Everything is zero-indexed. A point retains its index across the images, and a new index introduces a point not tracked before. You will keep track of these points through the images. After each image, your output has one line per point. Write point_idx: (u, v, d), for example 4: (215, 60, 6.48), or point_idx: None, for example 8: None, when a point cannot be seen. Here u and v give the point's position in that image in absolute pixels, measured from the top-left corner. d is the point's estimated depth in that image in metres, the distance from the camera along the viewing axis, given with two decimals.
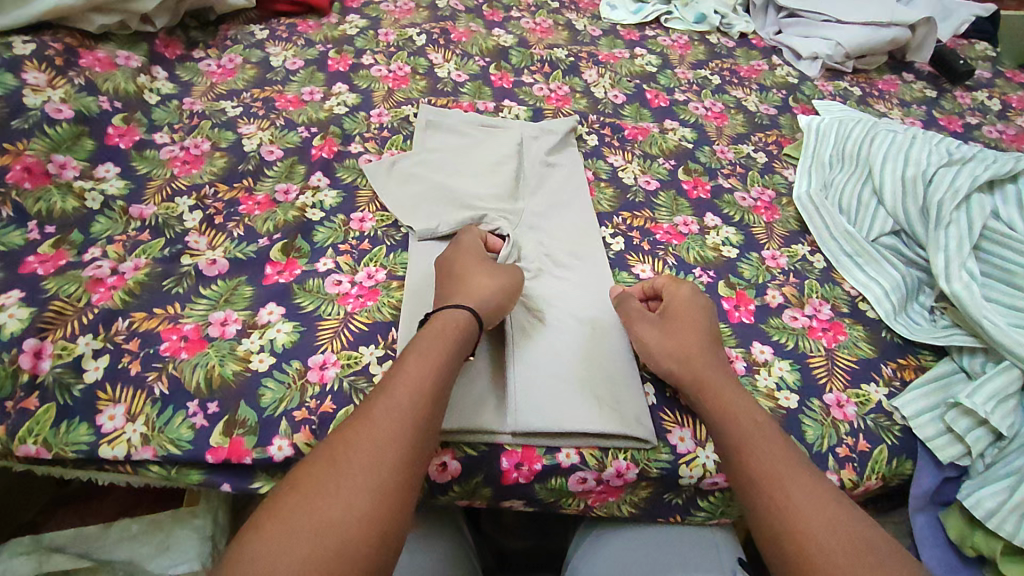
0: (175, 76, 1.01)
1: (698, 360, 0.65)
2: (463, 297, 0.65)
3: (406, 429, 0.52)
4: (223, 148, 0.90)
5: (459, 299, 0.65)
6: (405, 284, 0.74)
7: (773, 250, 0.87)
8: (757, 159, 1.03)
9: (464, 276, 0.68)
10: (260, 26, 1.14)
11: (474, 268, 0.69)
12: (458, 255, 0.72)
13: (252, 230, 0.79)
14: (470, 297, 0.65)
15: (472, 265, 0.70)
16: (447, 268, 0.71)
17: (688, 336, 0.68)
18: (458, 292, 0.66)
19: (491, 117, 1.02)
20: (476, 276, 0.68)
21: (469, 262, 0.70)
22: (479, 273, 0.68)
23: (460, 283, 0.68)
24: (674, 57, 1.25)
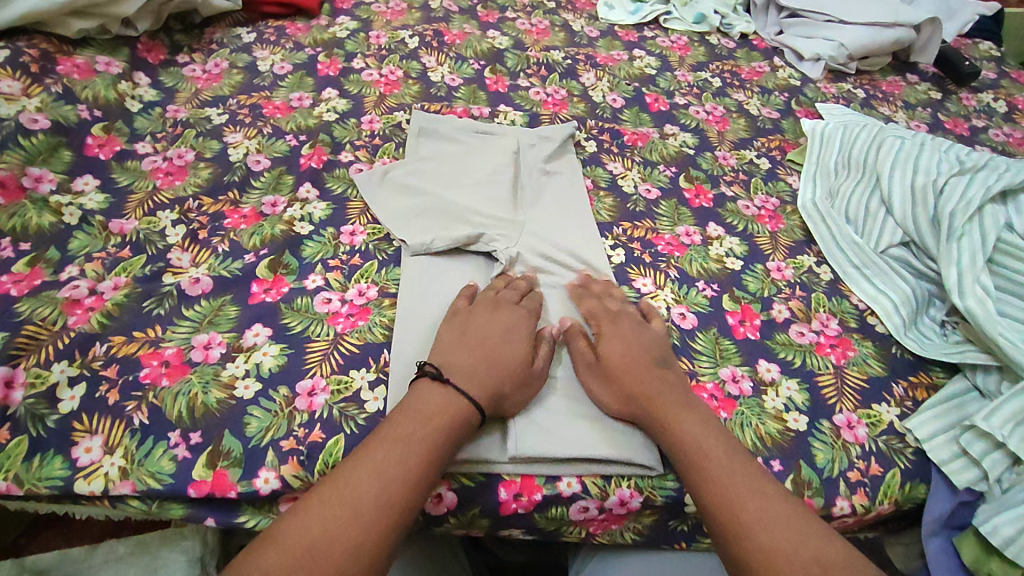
0: (158, 82, 0.97)
1: (656, 399, 0.61)
2: (503, 377, 0.61)
3: (405, 488, 0.52)
4: (208, 159, 0.86)
5: (496, 375, 0.61)
6: (399, 301, 0.71)
7: (778, 261, 0.84)
8: (761, 165, 1.00)
9: (510, 345, 0.64)
10: (247, 29, 1.11)
11: (522, 340, 0.65)
12: (508, 323, 0.65)
13: (238, 245, 0.75)
14: (508, 380, 0.61)
15: (523, 334, 0.65)
16: (498, 325, 0.65)
17: (630, 378, 0.63)
18: (501, 366, 0.62)
19: (486, 123, 0.99)
20: (515, 372, 0.62)
21: (521, 330, 0.66)
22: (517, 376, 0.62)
23: (508, 352, 0.63)
24: (674, 58, 1.22)
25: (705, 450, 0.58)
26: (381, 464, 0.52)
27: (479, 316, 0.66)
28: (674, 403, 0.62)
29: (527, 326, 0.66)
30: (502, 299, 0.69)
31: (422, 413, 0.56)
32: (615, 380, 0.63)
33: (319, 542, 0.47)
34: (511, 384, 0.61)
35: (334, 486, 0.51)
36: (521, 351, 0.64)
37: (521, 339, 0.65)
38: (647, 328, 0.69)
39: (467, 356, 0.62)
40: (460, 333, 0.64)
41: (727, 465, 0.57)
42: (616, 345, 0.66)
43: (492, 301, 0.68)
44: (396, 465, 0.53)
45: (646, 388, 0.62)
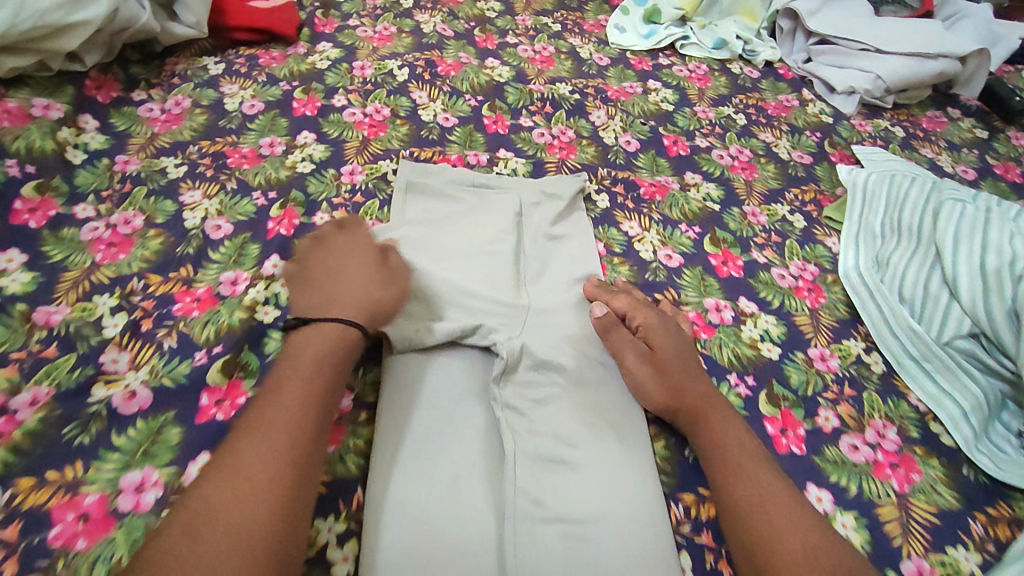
0: (108, 125, 0.85)
1: (700, 397, 0.63)
2: (340, 304, 0.63)
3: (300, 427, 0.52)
4: (159, 225, 0.75)
5: (350, 305, 0.63)
6: (376, 421, 0.60)
7: (822, 346, 0.75)
8: (795, 223, 0.89)
9: (340, 280, 0.66)
10: (215, 59, 0.98)
11: (362, 276, 0.67)
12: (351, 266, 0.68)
13: (188, 340, 0.64)
14: (352, 307, 0.63)
15: (355, 271, 0.67)
16: (321, 267, 0.68)
17: (679, 374, 0.65)
18: (357, 298, 0.64)
19: (484, 174, 0.87)
20: (336, 295, 0.64)
21: (354, 267, 0.67)
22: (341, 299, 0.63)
23: (345, 287, 0.65)
24: (693, 90, 1.09)
25: (739, 450, 0.60)
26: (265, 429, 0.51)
27: (311, 259, 0.70)
28: (714, 403, 0.63)
29: (353, 261, 0.68)
30: (311, 248, 0.70)
31: (303, 365, 0.56)
32: (664, 374, 0.65)
33: (201, 512, 0.45)
34: (369, 315, 0.63)
35: (217, 467, 0.49)
36: (382, 288, 0.66)
37: (358, 274, 0.67)
38: (680, 331, 0.71)
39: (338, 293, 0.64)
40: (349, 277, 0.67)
41: (758, 468, 0.58)
42: (661, 338, 0.67)
43: (307, 250, 0.70)
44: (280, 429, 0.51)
45: (692, 385, 0.64)
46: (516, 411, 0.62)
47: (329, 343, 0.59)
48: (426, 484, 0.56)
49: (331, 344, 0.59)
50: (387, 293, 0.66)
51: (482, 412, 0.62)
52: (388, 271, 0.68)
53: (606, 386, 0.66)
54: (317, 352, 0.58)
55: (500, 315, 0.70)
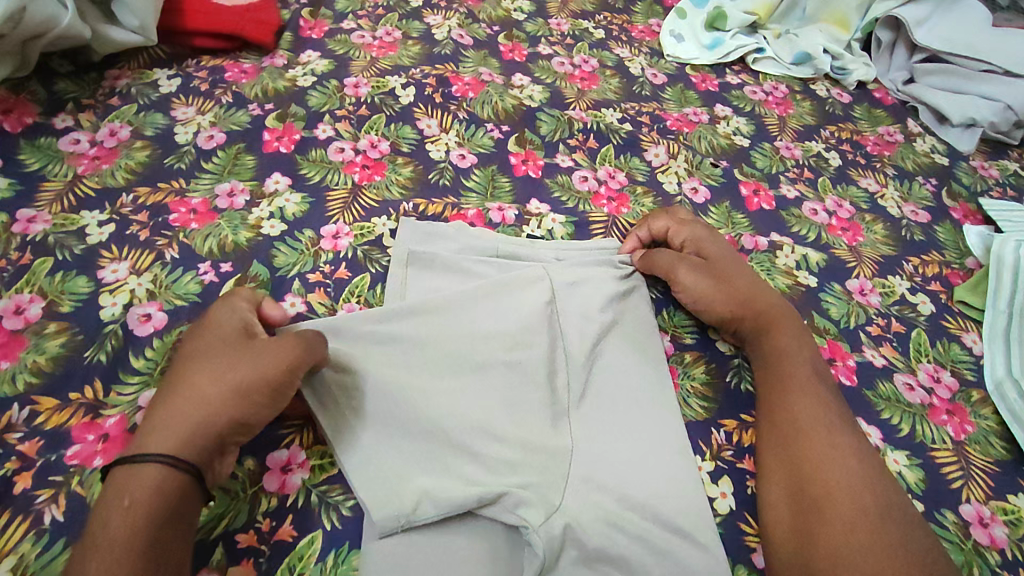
0: (15, 164, 0.64)
1: (767, 300, 0.60)
2: (156, 426, 0.44)
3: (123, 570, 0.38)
4: (64, 315, 0.54)
5: (165, 426, 0.44)
6: None
7: (977, 502, 0.55)
8: (919, 307, 0.69)
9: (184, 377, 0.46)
10: (168, 72, 0.77)
11: (202, 369, 0.47)
12: (195, 348, 0.48)
13: (83, 509, 0.45)
14: (168, 425, 0.44)
15: (206, 364, 0.47)
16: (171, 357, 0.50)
17: (746, 284, 0.61)
18: (175, 412, 0.44)
19: (512, 238, 0.65)
20: (169, 401, 0.45)
21: (202, 358, 0.47)
22: (175, 404, 0.45)
23: (177, 388, 0.46)
24: (772, 119, 0.87)
25: (806, 372, 0.56)
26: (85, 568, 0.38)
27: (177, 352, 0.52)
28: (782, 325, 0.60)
29: (216, 345, 0.48)
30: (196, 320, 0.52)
31: (118, 493, 0.41)
32: (726, 282, 0.61)
33: None
34: (184, 441, 0.43)
35: None
36: (217, 387, 0.45)
37: (201, 365, 0.47)
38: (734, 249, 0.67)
39: (164, 404, 0.45)
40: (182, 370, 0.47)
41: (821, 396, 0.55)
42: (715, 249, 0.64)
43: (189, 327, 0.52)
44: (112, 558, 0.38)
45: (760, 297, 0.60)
46: None
47: (122, 485, 0.41)
48: None
49: (123, 481, 0.41)
50: (224, 402, 0.45)
51: None
52: (243, 360, 0.47)
53: None
54: (135, 488, 0.41)
55: (532, 471, 0.49)
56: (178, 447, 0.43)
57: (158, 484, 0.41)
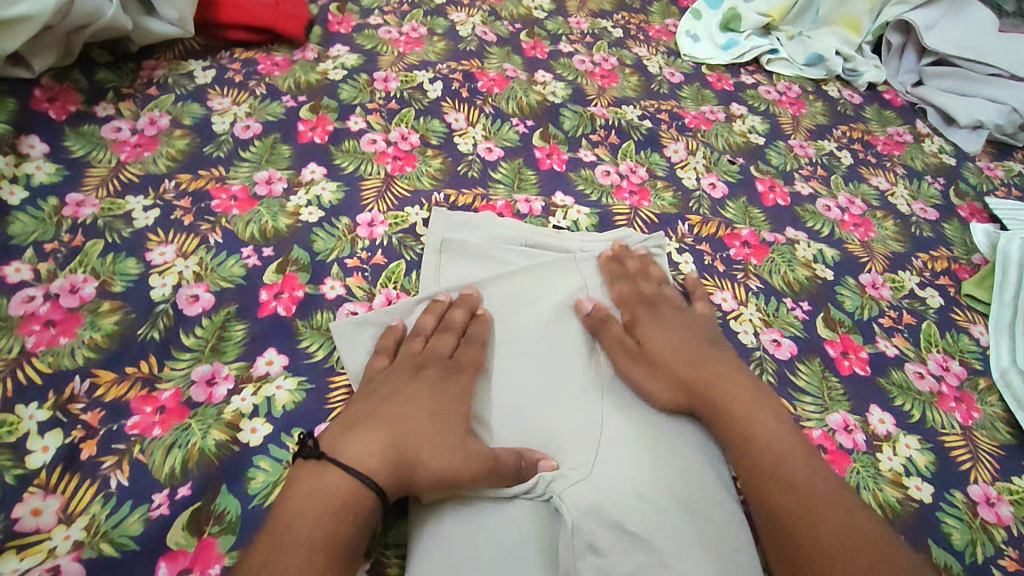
0: (62, 150, 0.66)
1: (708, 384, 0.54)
2: (376, 441, 0.46)
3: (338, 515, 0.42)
4: (117, 294, 0.56)
5: (385, 451, 0.46)
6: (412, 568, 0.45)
7: (985, 483, 0.58)
8: (928, 301, 0.71)
9: (390, 415, 0.49)
10: (203, 64, 0.79)
11: (413, 420, 0.49)
12: (438, 399, 0.51)
13: (145, 475, 0.47)
14: (372, 448, 0.46)
15: (440, 422, 0.49)
16: (424, 386, 0.52)
17: (699, 369, 0.55)
18: (382, 442, 0.46)
19: (539, 228, 0.67)
20: (386, 432, 0.47)
21: (410, 403, 0.50)
22: (395, 434, 0.47)
23: (377, 420, 0.48)
24: (786, 118, 0.90)
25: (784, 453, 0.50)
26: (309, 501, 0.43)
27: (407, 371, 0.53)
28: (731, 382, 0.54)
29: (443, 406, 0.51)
30: (426, 358, 0.54)
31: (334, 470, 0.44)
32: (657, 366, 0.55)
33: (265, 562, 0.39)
34: (394, 478, 0.45)
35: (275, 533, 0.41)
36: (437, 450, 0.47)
37: (408, 412, 0.49)
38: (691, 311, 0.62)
39: (377, 427, 0.47)
40: (405, 407, 0.49)
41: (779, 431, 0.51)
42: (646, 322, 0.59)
43: (414, 360, 0.54)
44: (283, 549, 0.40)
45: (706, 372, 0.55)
46: None
47: (304, 478, 0.44)
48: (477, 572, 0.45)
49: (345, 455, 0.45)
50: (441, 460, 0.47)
51: None
52: (460, 428, 0.49)
53: (716, 544, 0.46)
54: (333, 488, 0.43)
55: (567, 443, 0.51)
56: (387, 484, 0.45)
57: (349, 496, 0.43)
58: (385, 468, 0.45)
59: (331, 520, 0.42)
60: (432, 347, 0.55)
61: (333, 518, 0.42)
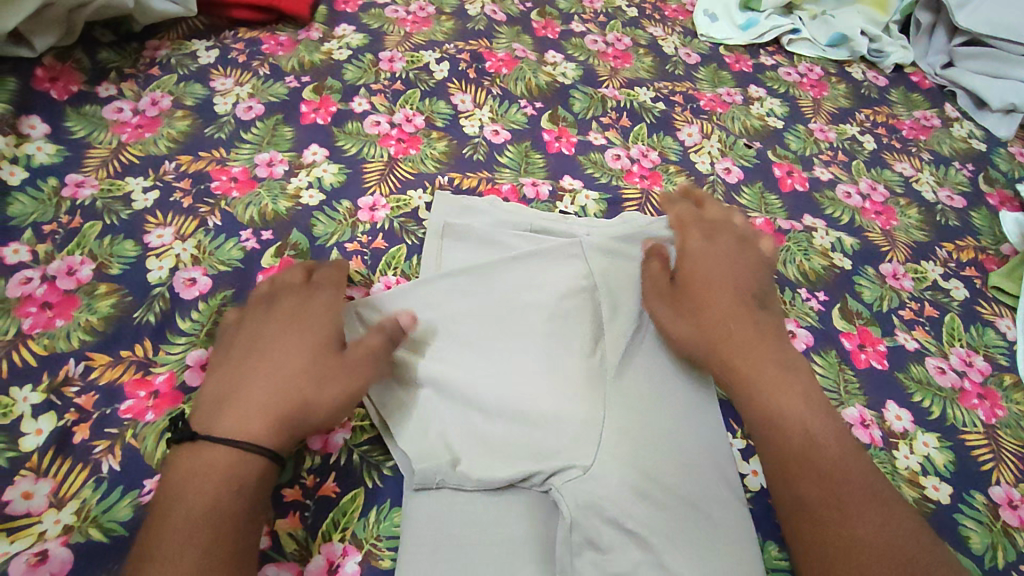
0: (62, 130, 0.65)
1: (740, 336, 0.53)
2: (241, 406, 0.45)
3: (228, 480, 0.42)
4: (113, 277, 0.56)
5: (254, 412, 0.45)
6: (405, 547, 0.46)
7: (1007, 484, 0.55)
8: (952, 292, 0.68)
9: (259, 361, 0.48)
10: (207, 43, 0.78)
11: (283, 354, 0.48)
12: (305, 343, 0.49)
13: (137, 460, 0.47)
14: (247, 414, 0.45)
15: (309, 365, 0.48)
16: (288, 330, 0.50)
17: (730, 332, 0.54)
18: (265, 390, 0.46)
19: (545, 214, 0.65)
20: (253, 390, 0.46)
21: (276, 353, 0.48)
22: (261, 391, 0.46)
23: (246, 382, 0.47)
24: (806, 101, 0.86)
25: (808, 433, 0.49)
26: (196, 467, 0.43)
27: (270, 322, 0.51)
28: (782, 358, 0.53)
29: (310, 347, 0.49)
30: (277, 293, 0.53)
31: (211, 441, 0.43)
32: (696, 316, 0.55)
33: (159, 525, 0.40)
34: (280, 423, 0.45)
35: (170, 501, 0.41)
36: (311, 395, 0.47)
37: (276, 349, 0.49)
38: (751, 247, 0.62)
39: (247, 388, 0.46)
40: (270, 363, 0.48)
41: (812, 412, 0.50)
42: (720, 262, 0.59)
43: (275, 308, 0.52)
44: (171, 526, 0.40)
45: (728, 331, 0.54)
46: None
47: (180, 457, 0.44)
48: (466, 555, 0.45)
49: (223, 429, 0.44)
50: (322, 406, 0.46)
51: None
52: (332, 362, 0.49)
53: (711, 548, 0.46)
54: (208, 459, 0.43)
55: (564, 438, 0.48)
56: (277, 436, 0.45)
57: (220, 465, 0.43)
58: (269, 416, 0.45)
59: (213, 486, 0.42)
60: (281, 281, 0.54)
61: (215, 486, 0.42)
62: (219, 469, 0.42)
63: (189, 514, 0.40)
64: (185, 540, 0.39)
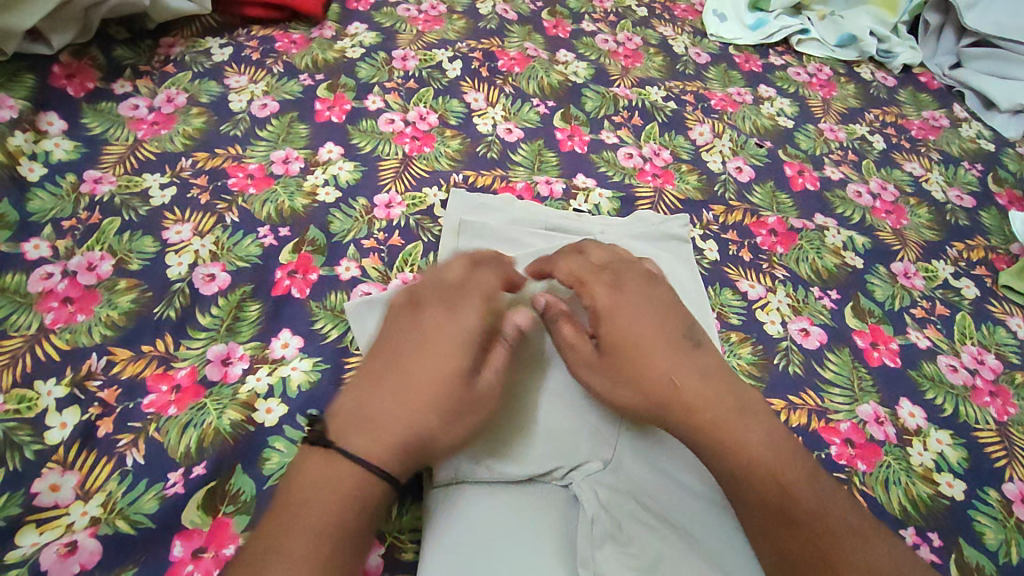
0: (79, 127, 0.66)
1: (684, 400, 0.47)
2: (360, 435, 0.43)
3: (356, 500, 0.41)
4: (133, 273, 0.56)
5: (379, 442, 0.43)
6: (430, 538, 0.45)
7: (1020, 480, 0.56)
8: (963, 291, 0.69)
9: (385, 380, 0.45)
10: (221, 41, 0.78)
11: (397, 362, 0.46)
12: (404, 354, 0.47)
13: (161, 453, 0.47)
14: (381, 443, 0.43)
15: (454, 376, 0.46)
16: (423, 340, 0.47)
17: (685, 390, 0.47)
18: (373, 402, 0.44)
19: (559, 212, 0.66)
20: (370, 416, 0.44)
21: (418, 368, 0.46)
22: (391, 418, 0.44)
23: (388, 399, 0.44)
24: (816, 101, 0.87)
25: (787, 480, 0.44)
26: (325, 477, 0.41)
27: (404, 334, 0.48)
28: (713, 394, 0.47)
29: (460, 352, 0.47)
30: (424, 294, 0.51)
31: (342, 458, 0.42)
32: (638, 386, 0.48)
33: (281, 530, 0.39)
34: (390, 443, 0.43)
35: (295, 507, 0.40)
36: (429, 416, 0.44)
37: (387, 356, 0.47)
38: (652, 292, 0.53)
39: (370, 414, 0.44)
40: (379, 387, 0.45)
41: (765, 433, 0.46)
42: (628, 319, 0.50)
43: (411, 301, 0.50)
44: (300, 535, 0.38)
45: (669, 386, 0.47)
46: None
47: (309, 466, 0.42)
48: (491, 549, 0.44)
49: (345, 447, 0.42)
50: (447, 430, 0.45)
51: None
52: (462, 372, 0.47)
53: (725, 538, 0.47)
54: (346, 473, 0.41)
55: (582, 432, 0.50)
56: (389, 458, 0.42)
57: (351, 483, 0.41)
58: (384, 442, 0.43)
59: (348, 500, 0.41)
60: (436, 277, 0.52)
61: (347, 499, 0.41)
62: (350, 482, 0.41)
63: (319, 523, 0.39)
64: (313, 549, 0.38)
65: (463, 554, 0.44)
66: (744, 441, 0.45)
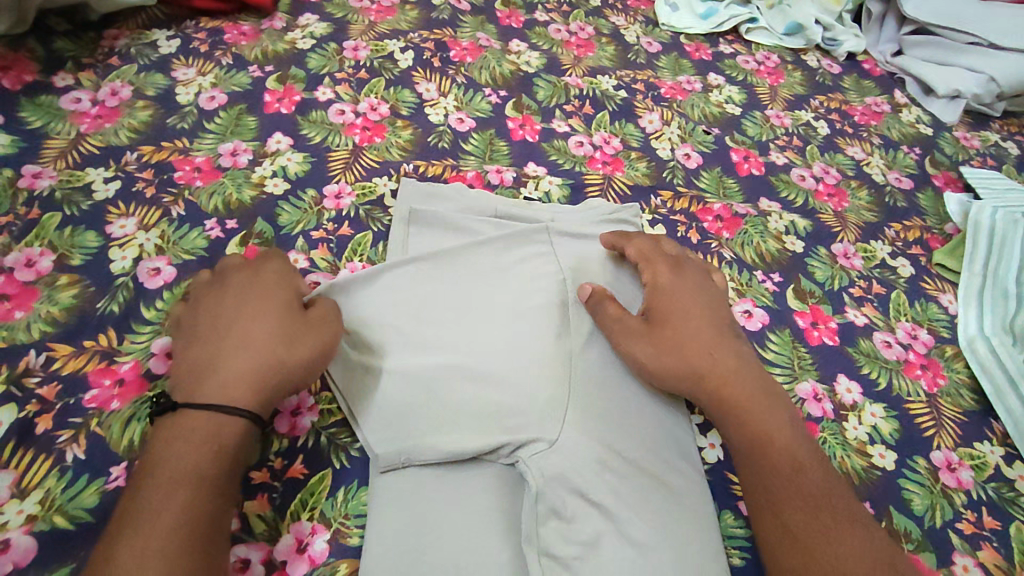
0: (17, 121, 0.64)
1: (727, 374, 0.53)
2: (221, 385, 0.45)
3: (204, 458, 0.42)
4: (75, 268, 0.55)
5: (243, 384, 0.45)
6: (379, 523, 0.46)
7: (947, 449, 0.59)
8: (899, 270, 0.72)
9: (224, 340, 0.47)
10: (167, 33, 0.77)
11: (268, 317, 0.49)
12: (233, 312, 0.49)
13: (103, 448, 0.47)
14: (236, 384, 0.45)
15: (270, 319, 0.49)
16: (235, 303, 0.50)
17: (715, 362, 0.53)
18: (229, 365, 0.46)
19: (509, 200, 0.67)
20: (231, 371, 0.46)
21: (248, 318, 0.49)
22: (261, 354, 0.47)
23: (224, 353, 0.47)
24: (763, 88, 0.89)
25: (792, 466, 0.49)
26: (174, 444, 0.43)
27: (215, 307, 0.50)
28: (749, 377, 0.53)
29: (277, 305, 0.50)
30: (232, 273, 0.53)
31: (190, 424, 0.44)
32: (675, 349, 0.53)
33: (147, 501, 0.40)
34: (253, 388, 0.45)
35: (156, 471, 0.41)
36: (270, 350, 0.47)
37: (262, 317, 0.49)
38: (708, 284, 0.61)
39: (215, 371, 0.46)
40: (227, 346, 0.47)
41: (790, 433, 0.51)
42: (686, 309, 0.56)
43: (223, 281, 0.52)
44: (156, 502, 0.40)
45: (711, 357, 0.53)
46: (558, 564, 0.45)
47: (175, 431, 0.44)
48: (434, 532, 0.46)
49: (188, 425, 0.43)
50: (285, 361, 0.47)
51: (512, 561, 0.46)
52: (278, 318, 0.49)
53: (672, 516, 0.47)
54: (207, 438, 0.43)
55: (525, 412, 0.50)
56: (251, 402, 0.45)
57: (234, 452, 0.43)
58: (240, 376, 0.45)
59: (199, 455, 0.42)
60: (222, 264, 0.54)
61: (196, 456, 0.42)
62: (206, 447, 0.43)
63: (173, 479, 0.41)
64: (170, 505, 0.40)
65: (408, 538, 0.46)
66: (763, 427, 0.51)
